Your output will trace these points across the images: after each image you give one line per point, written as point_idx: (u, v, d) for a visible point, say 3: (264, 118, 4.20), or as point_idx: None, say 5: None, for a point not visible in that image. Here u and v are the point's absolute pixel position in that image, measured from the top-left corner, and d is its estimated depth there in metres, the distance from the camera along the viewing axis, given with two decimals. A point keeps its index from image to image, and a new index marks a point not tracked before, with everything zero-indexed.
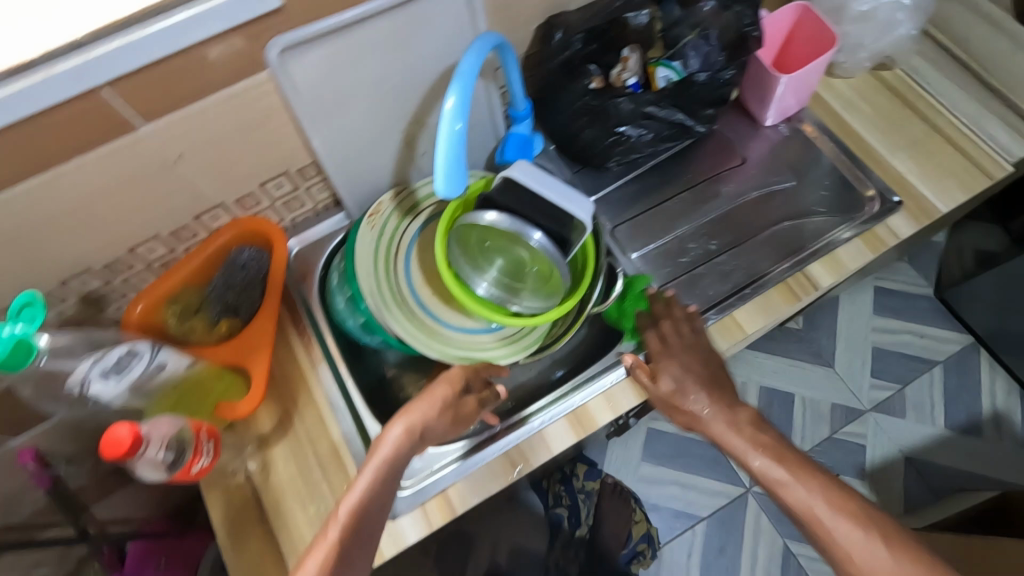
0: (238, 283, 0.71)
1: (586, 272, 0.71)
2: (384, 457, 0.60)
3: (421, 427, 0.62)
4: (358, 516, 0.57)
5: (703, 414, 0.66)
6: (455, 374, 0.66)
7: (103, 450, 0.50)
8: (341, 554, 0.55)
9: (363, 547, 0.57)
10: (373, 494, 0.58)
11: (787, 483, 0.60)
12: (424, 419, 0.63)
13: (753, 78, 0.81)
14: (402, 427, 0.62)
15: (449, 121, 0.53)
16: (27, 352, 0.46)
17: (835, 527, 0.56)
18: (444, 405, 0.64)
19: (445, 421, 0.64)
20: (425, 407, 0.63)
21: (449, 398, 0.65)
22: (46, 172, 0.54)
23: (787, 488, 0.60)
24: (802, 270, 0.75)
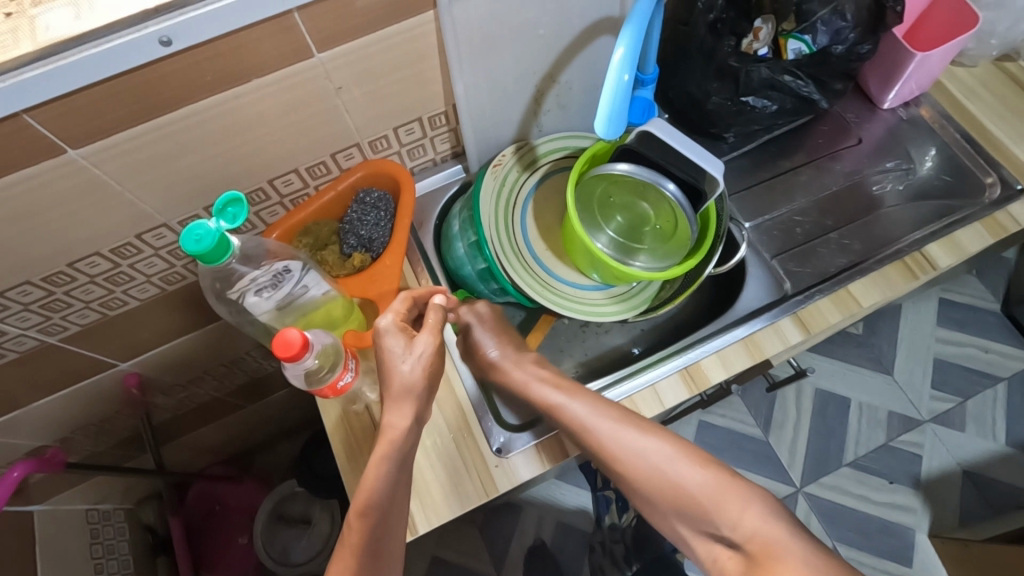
0: (368, 222, 0.74)
1: (708, 233, 0.72)
2: (383, 452, 0.56)
3: (409, 398, 0.59)
4: (377, 506, 0.54)
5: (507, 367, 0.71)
6: (393, 331, 0.61)
7: (274, 351, 0.53)
8: (368, 547, 0.53)
9: (385, 539, 0.54)
10: (383, 484, 0.55)
11: (568, 410, 0.65)
12: (408, 391, 0.59)
13: (883, 55, 0.79)
14: (396, 408, 0.58)
15: (617, 71, 0.55)
16: (225, 248, 0.50)
17: (602, 427, 0.63)
18: (416, 367, 0.60)
19: (424, 385, 0.60)
20: (399, 382, 0.59)
21: (414, 359, 0.60)
22: (229, 89, 0.58)
23: (577, 419, 0.64)
24: (920, 250, 0.74)
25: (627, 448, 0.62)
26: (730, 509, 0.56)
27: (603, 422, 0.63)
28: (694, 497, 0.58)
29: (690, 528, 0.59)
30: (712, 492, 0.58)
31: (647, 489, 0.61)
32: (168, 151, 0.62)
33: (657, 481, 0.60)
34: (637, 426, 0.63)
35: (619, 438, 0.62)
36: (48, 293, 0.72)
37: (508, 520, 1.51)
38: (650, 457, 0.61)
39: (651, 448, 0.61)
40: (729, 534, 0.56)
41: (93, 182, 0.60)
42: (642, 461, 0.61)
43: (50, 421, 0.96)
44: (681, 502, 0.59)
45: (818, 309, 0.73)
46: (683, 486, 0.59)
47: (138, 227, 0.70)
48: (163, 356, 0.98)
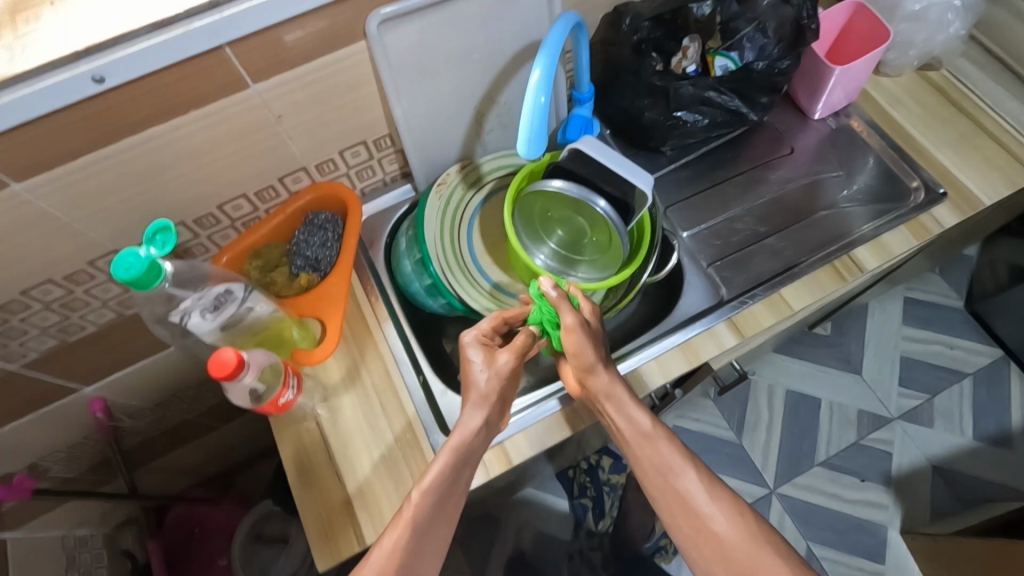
0: (315, 243, 0.76)
1: (642, 243, 0.75)
2: (459, 439, 0.61)
3: (482, 402, 0.64)
4: (439, 487, 0.57)
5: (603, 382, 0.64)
6: (477, 346, 0.67)
7: (211, 372, 0.55)
8: (420, 525, 0.55)
9: (441, 518, 0.56)
10: (448, 474, 0.59)
11: (659, 443, 0.61)
12: (481, 397, 0.64)
13: (806, 69, 0.83)
14: (473, 408, 0.64)
15: (534, 93, 0.58)
16: (157, 274, 0.52)
17: (690, 485, 0.58)
18: (490, 374, 0.65)
19: (496, 395, 0.65)
20: (474, 389, 0.65)
21: (492, 371, 0.65)
22: (168, 121, 0.61)
23: (668, 462, 0.60)
24: (848, 254, 0.78)
25: (718, 521, 0.56)
26: None
27: (689, 478, 0.59)
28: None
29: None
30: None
31: (730, 564, 0.54)
32: (114, 180, 0.64)
33: (734, 565, 0.54)
34: (728, 498, 0.58)
35: (708, 502, 0.57)
36: (4, 320, 0.74)
37: (488, 532, 1.52)
38: (722, 528, 0.56)
39: (742, 525, 0.55)
40: None
41: (41, 213, 0.63)
42: (728, 539, 0.55)
43: (17, 448, 0.97)
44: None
45: (753, 313, 0.75)
46: None
47: (90, 254, 0.72)
48: (129, 379, 1.00)
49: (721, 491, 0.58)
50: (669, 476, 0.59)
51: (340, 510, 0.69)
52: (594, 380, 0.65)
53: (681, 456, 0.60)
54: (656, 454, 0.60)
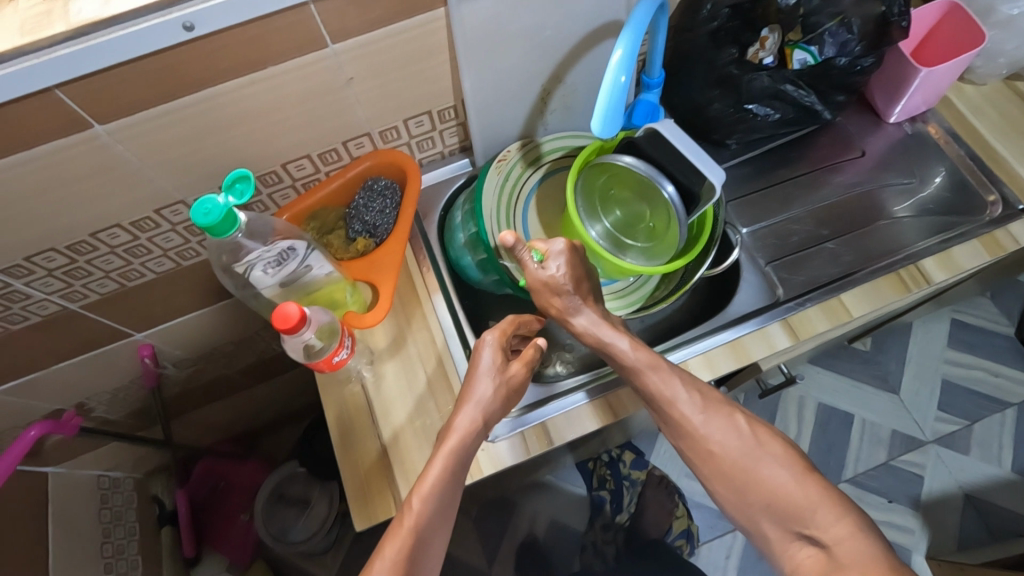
0: (375, 207, 0.77)
1: (702, 234, 0.74)
2: (454, 445, 0.61)
3: (483, 406, 0.64)
4: (438, 494, 0.57)
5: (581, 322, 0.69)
6: (490, 348, 0.67)
7: (274, 323, 0.56)
8: (419, 533, 0.54)
9: (440, 522, 0.55)
10: (443, 481, 0.58)
11: (653, 377, 0.64)
12: (484, 402, 0.64)
13: (888, 69, 0.80)
14: (470, 412, 0.63)
15: (614, 72, 0.57)
16: (232, 223, 0.53)
17: (689, 411, 0.63)
18: (494, 379, 0.65)
19: (498, 402, 0.65)
20: (479, 394, 0.64)
21: (500, 380, 0.66)
22: (246, 75, 0.62)
23: (662, 392, 0.64)
24: (915, 264, 0.75)
25: (717, 437, 0.61)
26: (825, 514, 0.54)
27: (686, 405, 0.63)
28: (779, 494, 0.57)
29: (775, 528, 0.57)
30: (807, 496, 0.56)
31: (733, 477, 0.59)
32: (187, 132, 0.65)
33: (742, 476, 0.59)
34: (720, 412, 0.62)
35: (705, 421, 0.62)
36: (71, 261, 0.76)
37: (503, 516, 1.53)
38: (727, 446, 0.60)
39: (737, 437, 0.60)
40: (817, 533, 0.54)
41: (116, 158, 0.64)
42: (727, 453, 0.60)
43: (67, 386, 1.01)
44: (765, 494, 0.57)
45: (809, 317, 0.73)
46: (776, 484, 0.57)
47: (157, 203, 0.73)
48: (177, 330, 1.02)
49: (718, 410, 0.63)
50: (669, 406, 0.63)
51: (378, 474, 0.70)
52: (574, 323, 0.69)
53: (673, 380, 0.64)
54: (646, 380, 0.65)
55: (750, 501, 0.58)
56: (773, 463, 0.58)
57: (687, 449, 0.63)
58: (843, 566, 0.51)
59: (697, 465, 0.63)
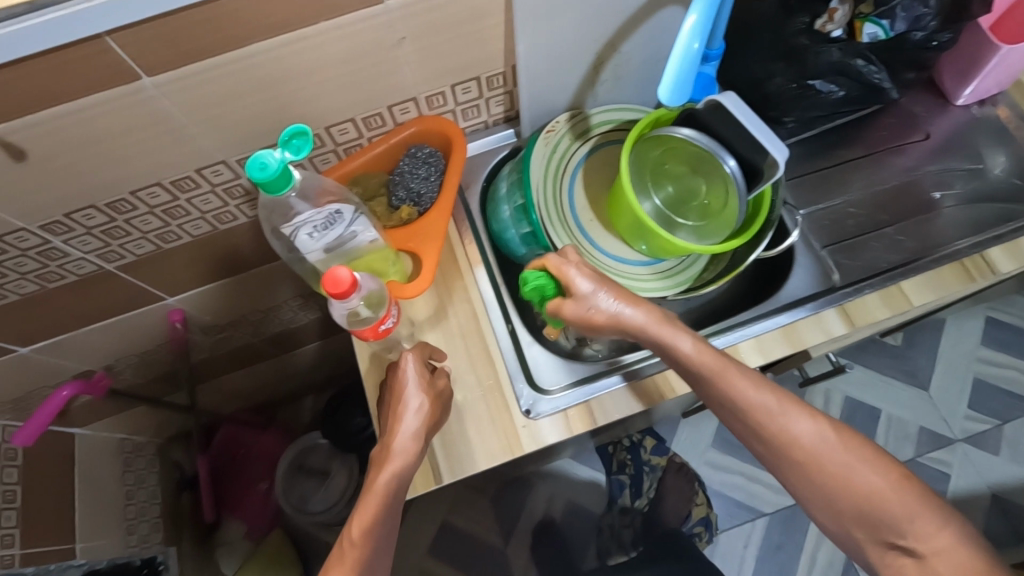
0: (420, 174, 0.75)
1: (759, 212, 0.70)
2: (387, 479, 0.61)
3: (417, 423, 0.64)
4: (377, 523, 0.59)
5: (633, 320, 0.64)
6: (413, 361, 0.67)
7: (324, 286, 0.55)
8: (361, 563, 0.57)
9: (379, 550, 0.59)
10: (384, 508, 0.60)
11: (732, 385, 0.60)
12: (418, 417, 0.64)
13: (965, 46, 0.77)
14: (405, 436, 0.63)
15: (687, 39, 0.56)
16: (286, 180, 0.52)
17: (772, 414, 0.60)
18: (421, 391, 0.65)
19: (433, 412, 0.66)
20: (410, 410, 0.64)
21: (426, 394, 0.66)
22: (298, 30, 0.59)
23: (743, 397, 0.60)
24: (981, 253, 0.72)
25: (802, 439, 0.58)
26: (923, 525, 0.54)
27: (770, 411, 0.60)
28: (870, 499, 0.56)
29: (864, 535, 0.57)
30: (897, 504, 0.55)
31: (823, 483, 0.58)
32: (234, 88, 0.63)
33: (835, 484, 0.57)
34: (806, 415, 0.59)
35: (788, 424, 0.59)
36: (110, 220, 0.75)
37: (520, 495, 1.53)
38: (817, 452, 0.58)
39: (825, 442, 0.58)
40: (912, 541, 0.54)
41: (161, 112, 0.63)
42: (813, 453, 0.58)
43: (98, 348, 1.01)
44: (853, 500, 0.56)
45: (866, 304, 0.71)
46: (867, 492, 0.56)
47: (198, 161, 0.72)
48: (207, 295, 1.01)
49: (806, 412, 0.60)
50: (750, 411, 0.60)
51: None
52: (626, 318, 0.64)
53: (758, 382, 0.60)
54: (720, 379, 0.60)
55: (837, 504, 0.57)
56: (866, 469, 0.57)
57: (765, 450, 0.61)
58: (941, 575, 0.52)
59: (780, 466, 0.61)
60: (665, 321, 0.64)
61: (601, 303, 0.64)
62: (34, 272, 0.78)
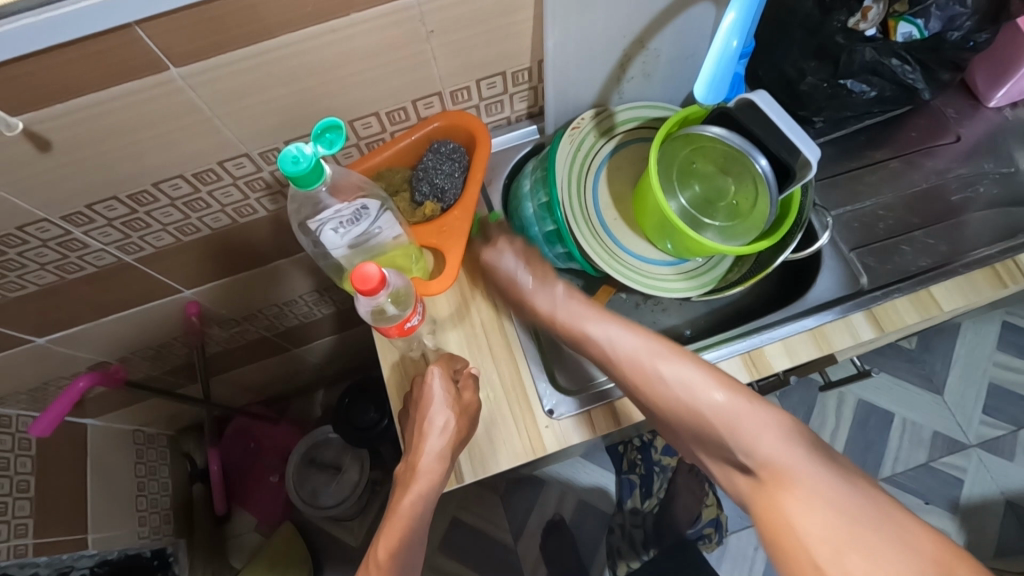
0: (443, 169, 0.74)
1: (788, 214, 0.69)
2: (412, 501, 0.62)
3: (443, 442, 0.64)
4: (401, 552, 0.60)
5: (528, 285, 0.70)
6: (439, 377, 0.67)
7: (351, 281, 0.54)
8: None
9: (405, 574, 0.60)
10: (407, 535, 0.61)
11: (586, 331, 0.64)
12: (444, 434, 0.64)
13: (1000, 47, 0.75)
14: (430, 455, 0.63)
15: (726, 36, 0.55)
16: (317, 174, 0.51)
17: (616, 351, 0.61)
18: (448, 408, 0.65)
19: (460, 428, 0.65)
20: (437, 427, 0.64)
21: (452, 412, 0.65)
22: (328, 22, 0.58)
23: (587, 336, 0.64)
24: (1012, 258, 0.70)
25: (640, 370, 0.59)
26: (746, 433, 0.52)
27: (615, 341, 0.62)
28: (708, 420, 0.55)
29: (714, 458, 0.56)
30: (734, 414, 0.53)
31: (664, 404, 0.58)
32: (262, 80, 0.63)
33: (679, 406, 0.57)
34: (652, 345, 0.60)
35: (628, 344, 0.61)
36: (131, 211, 0.75)
37: (530, 493, 1.52)
38: (658, 381, 0.58)
39: (662, 376, 0.58)
40: (741, 458, 0.52)
41: (188, 104, 0.62)
42: (650, 367, 0.59)
43: (114, 340, 1.01)
44: (694, 421, 0.56)
45: (895, 307, 0.70)
46: (706, 412, 0.55)
47: (221, 154, 0.71)
48: (224, 288, 1.01)
49: (642, 342, 0.60)
50: (597, 347, 0.63)
51: None
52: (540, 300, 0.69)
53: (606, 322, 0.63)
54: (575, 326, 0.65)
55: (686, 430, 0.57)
56: (708, 395, 0.55)
57: (624, 385, 0.62)
58: (767, 481, 0.50)
59: (643, 401, 0.61)
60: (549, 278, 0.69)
61: (507, 256, 0.72)
62: (54, 262, 0.78)
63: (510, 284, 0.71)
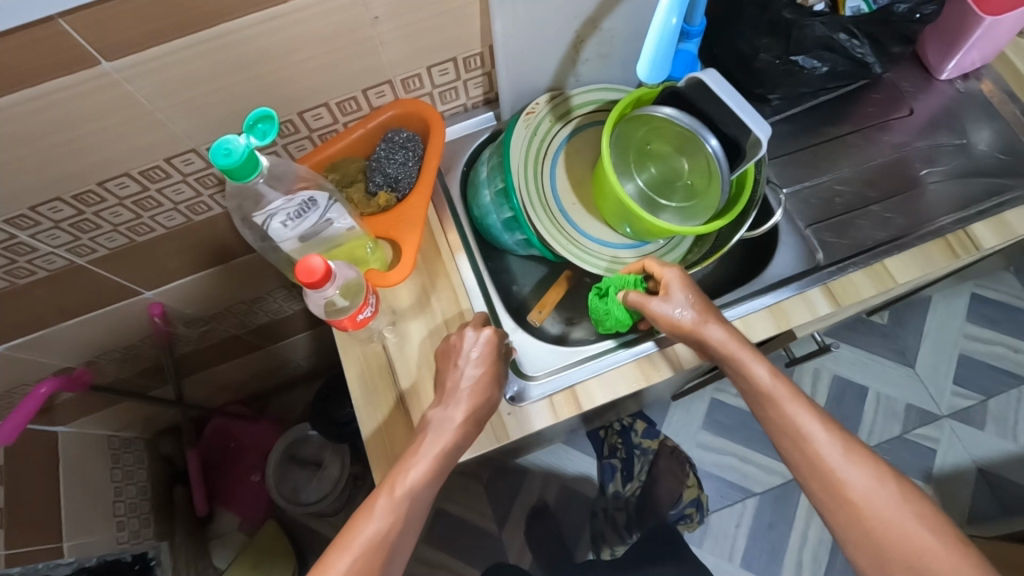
0: (396, 159, 0.73)
1: (742, 192, 0.69)
2: (439, 446, 0.61)
3: (471, 392, 0.64)
4: (411, 495, 0.58)
5: (712, 332, 0.62)
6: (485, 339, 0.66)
7: (297, 275, 0.53)
8: (396, 530, 0.57)
9: (414, 517, 0.58)
10: (424, 478, 0.59)
11: (796, 419, 0.58)
12: (471, 389, 0.64)
13: (947, 20, 0.75)
14: (456, 406, 0.63)
15: (666, 13, 0.55)
16: (252, 167, 0.50)
17: (832, 459, 0.57)
18: (482, 368, 0.64)
19: (490, 386, 0.65)
20: (463, 382, 0.64)
21: (485, 368, 0.64)
22: (264, 10, 0.57)
23: (794, 424, 0.58)
24: (965, 229, 0.71)
25: (851, 486, 0.56)
26: None
27: (827, 449, 0.57)
28: (920, 563, 0.52)
29: None
30: (953, 564, 0.51)
31: (865, 526, 0.55)
32: (200, 72, 0.61)
33: (887, 537, 0.54)
34: (863, 460, 0.56)
35: (839, 450, 0.57)
36: (78, 212, 0.73)
37: (513, 482, 1.53)
38: (868, 502, 0.55)
39: (880, 488, 0.55)
40: None
41: (126, 98, 0.61)
42: (865, 494, 0.55)
43: (76, 344, 0.99)
44: (897, 557, 0.53)
45: (852, 282, 0.70)
46: (918, 549, 0.53)
47: (168, 150, 0.70)
48: (186, 288, 0.99)
49: (859, 457, 0.57)
50: (801, 439, 0.58)
51: (401, 433, 0.68)
52: (706, 336, 0.62)
53: (822, 421, 0.58)
54: (784, 414, 0.59)
55: (874, 558, 0.54)
56: (918, 533, 0.53)
57: (816, 493, 0.58)
58: None
59: (837, 524, 0.57)
60: (745, 344, 0.61)
61: (685, 307, 0.64)
62: (2, 267, 0.76)
63: (671, 323, 0.64)
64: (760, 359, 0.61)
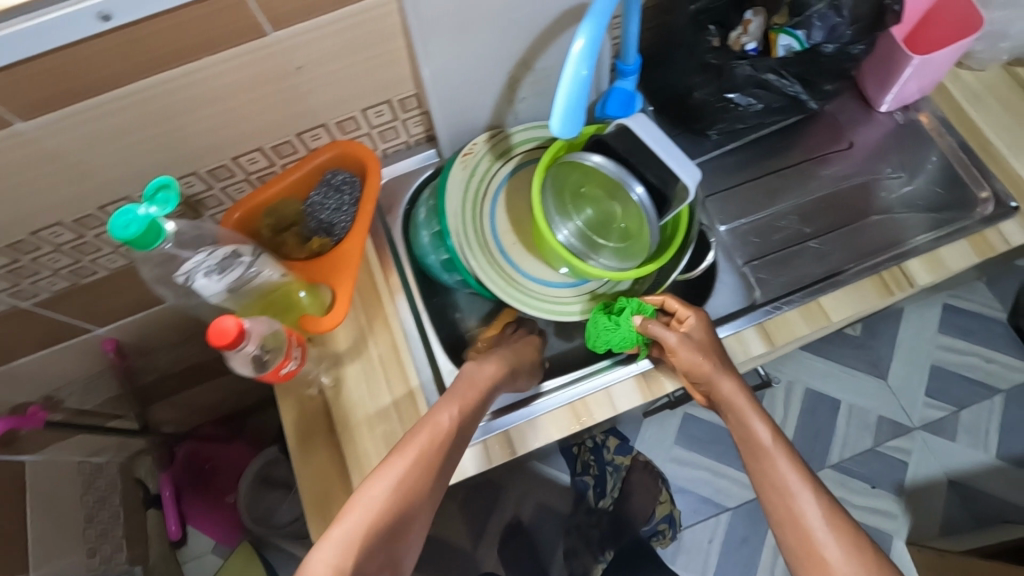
0: (331, 203, 0.73)
1: (676, 234, 0.69)
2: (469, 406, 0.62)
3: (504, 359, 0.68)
4: (440, 450, 0.57)
5: (725, 383, 0.64)
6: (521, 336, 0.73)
7: (211, 338, 0.53)
8: (416, 488, 0.54)
9: (441, 475, 0.57)
10: (455, 433, 0.59)
11: (784, 475, 0.58)
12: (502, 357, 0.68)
13: (881, 54, 0.76)
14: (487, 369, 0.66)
15: (575, 64, 0.54)
16: (157, 234, 0.50)
17: (813, 519, 0.55)
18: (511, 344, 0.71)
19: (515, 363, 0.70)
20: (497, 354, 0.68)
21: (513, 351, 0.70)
22: (177, 66, 0.57)
23: (785, 479, 0.57)
24: (899, 265, 0.71)
25: (826, 550, 0.53)
26: None
27: (807, 508, 0.56)
28: None
29: None
30: None
31: None
32: (121, 126, 0.61)
33: None
34: (847, 531, 0.54)
35: (822, 516, 0.55)
36: (14, 260, 0.73)
37: (488, 499, 1.52)
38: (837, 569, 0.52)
39: (860, 561, 0.52)
40: None
41: (47, 155, 0.60)
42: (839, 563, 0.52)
43: (32, 380, 0.99)
44: None
45: (787, 321, 0.70)
46: None
47: (100, 198, 0.70)
48: (140, 323, 0.99)
49: (842, 527, 0.54)
50: (788, 496, 0.57)
51: (335, 481, 0.68)
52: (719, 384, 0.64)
53: (811, 485, 0.57)
54: (776, 469, 0.58)
55: None
56: None
57: (792, 557, 0.55)
58: None
59: None
60: (753, 399, 0.63)
61: (701, 352, 0.65)
62: None
63: (686, 365, 0.65)
64: (762, 415, 0.62)
